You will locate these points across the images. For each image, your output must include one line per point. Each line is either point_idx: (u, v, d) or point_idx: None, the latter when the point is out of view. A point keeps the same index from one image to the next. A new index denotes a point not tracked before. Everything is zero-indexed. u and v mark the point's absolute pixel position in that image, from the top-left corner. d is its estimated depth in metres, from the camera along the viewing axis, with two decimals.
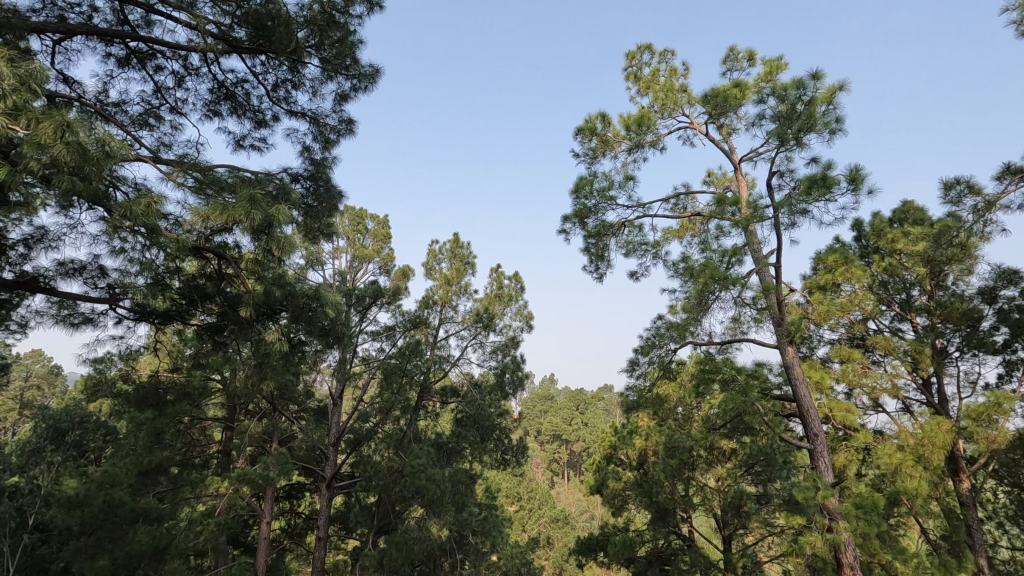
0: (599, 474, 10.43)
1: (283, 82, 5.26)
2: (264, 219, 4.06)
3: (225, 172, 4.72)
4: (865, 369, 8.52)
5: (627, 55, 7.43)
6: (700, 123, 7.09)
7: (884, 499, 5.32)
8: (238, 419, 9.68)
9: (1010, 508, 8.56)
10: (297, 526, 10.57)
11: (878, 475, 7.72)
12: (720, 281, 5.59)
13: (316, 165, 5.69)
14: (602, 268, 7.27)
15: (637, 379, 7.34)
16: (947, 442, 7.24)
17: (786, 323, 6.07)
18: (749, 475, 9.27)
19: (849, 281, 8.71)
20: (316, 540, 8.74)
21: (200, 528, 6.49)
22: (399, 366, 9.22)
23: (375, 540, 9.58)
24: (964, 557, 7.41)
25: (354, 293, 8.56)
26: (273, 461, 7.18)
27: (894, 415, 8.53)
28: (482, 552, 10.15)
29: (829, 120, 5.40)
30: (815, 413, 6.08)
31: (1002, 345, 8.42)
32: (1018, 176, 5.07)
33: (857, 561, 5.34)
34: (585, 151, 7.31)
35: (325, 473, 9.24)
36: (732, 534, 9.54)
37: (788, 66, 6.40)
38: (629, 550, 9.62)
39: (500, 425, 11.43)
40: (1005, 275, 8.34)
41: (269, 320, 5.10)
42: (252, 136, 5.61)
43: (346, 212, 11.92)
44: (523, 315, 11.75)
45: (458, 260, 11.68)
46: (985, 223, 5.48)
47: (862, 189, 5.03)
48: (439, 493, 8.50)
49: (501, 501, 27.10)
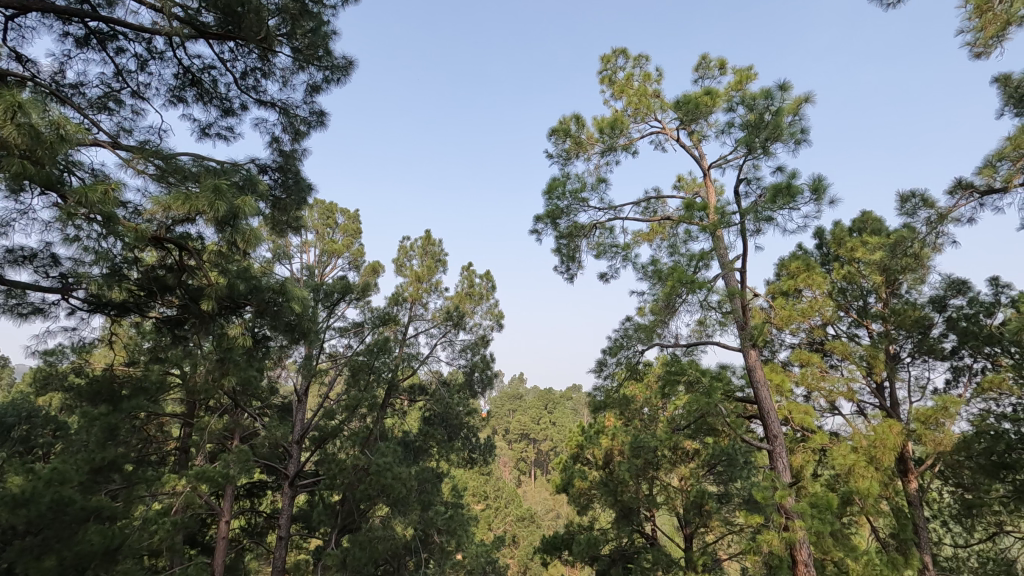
0: (566, 474, 10.49)
1: (252, 70, 5.13)
2: (229, 210, 3.93)
3: (189, 161, 4.57)
4: (823, 373, 8.78)
5: (603, 59, 7.51)
6: (672, 129, 7.20)
7: (838, 499, 5.50)
8: (197, 415, 9.40)
9: (955, 507, 8.94)
10: (257, 526, 10.30)
11: (833, 475, 7.99)
12: (688, 284, 5.71)
13: (285, 156, 5.57)
14: (573, 269, 7.33)
15: (604, 379, 7.44)
16: (897, 443, 7.55)
17: (749, 327, 6.21)
18: (711, 475, 9.60)
19: (810, 288, 9.01)
20: (277, 539, 8.55)
21: (155, 527, 6.63)
22: (366, 363, 9.21)
23: (338, 540, 9.38)
24: (911, 555, 7.70)
25: (321, 289, 8.44)
26: (234, 459, 7.08)
27: (849, 417, 8.84)
28: (447, 551, 10.14)
29: (795, 130, 5.55)
30: (775, 415, 6.25)
31: (950, 351, 8.81)
32: (968, 192, 5.34)
33: (811, 558, 5.50)
34: (559, 152, 7.34)
35: (287, 471, 9.05)
36: (693, 533, 9.77)
37: (757, 75, 6.56)
38: (593, 549, 9.75)
39: (467, 425, 11.48)
40: (954, 284, 8.73)
41: (232, 313, 5.04)
42: (219, 125, 5.45)
43: (316, 206, 11.75)
44: (494, 314, 11.78)
45: (429, 258, 11.63)
46: (936, 235, 5.79)
47: (824, 198, 5.19)
48: (404, 491, 8.44)
49: (467, 500, 27.00)
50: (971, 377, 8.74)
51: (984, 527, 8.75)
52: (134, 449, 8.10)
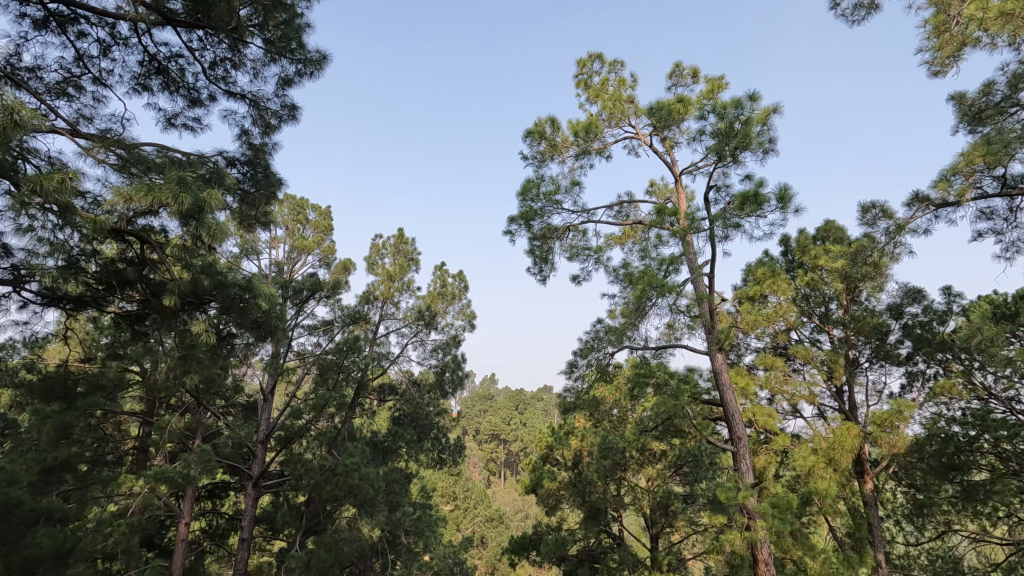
0: (535, 474, 10.51)
1: (221, 60, 5.01)
2: (194, 204, 3.84)
3: (153, 152, 4.44)
4: (786, 376, 9.02)
5: (579, 63, 7.58)
6: (645, 134, 7.31)
7: (797, 499, 5.67)
8: (157, 413, 9.11)
9: (907, 507, 9.30)
10: (219, 527, 10.04)
11: (793, 476, 8.22)
12: (658, 288, 5.80)
13: (254, 150, 5.45)
14: (546, 270, 7.37)
15: (575, 381, 7.51)
16: (855, 446, 7.82)
17: (716, 331, 6.35)
18: (677, 476, 9.77)
19: (775, 293, 9.25)
20: (239, 542, 8.34)
21: (109, 530, 6.42)
22: (335, 362, 9.07)
23: (303, 542, 9.19)
24: (866, 553, 7.97)
25: (290, 286, 8.28)
26: (195, 459, 6.94)
27: (810, 420, 9.10)
28: (415, 551, 10.10)
29: (763, 140, 5.70)
30: (739, 417, 6.39)
31: (906, 357, 9.15)
32: (924, 204, 5.56)
33: (771, 557, 5.64)
34: (534, 153, 7.37)
35: (251, 471, 8.85)
36: (659, 532, 9.94)
37: (729, 85, 6.71)
38: (560, 549, 9.81)
39: (438, 425, 11.44)
40: (911, 293, 9.08)
41: (196, 310, 4.90)
42: (185, 115, 5.31)
43: (286, 201, 11.53)
44: (466, 314, 11.75)
45: (401, 256, 11.53)
46: (895, 244, 6.02)
47: (789, 207, 5.34)
48: (372, 492, 8.34)
49: (436, 500, 26.81)
50: (924, 382, 9.07)
51: (934, 526, 9.10)
52: (89, 448, 7.79)
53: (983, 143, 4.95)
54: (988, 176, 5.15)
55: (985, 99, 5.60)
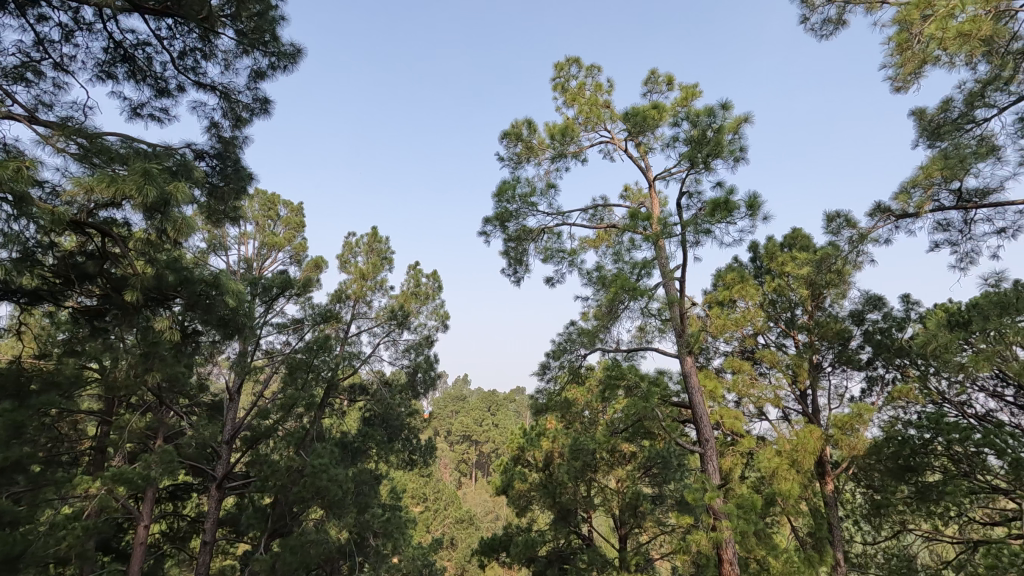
0: (506, 475, 10.49)
1: (191, 50, 4.88)
2: (159, 197, 3.71)
3: (117, 142, 4.30)
4: (753, 380, 9.22)
5: (556, 66, 7.62)
6: (620, 139, 7.40)
7: (761, 500, 5.80)
8: (117, 412, 8.81)
9: (865, 507, 9.61)
10: (180, 530, 9.75)
11: (758, 477, 8.39)
12: (630, 291, 5.87)
13: (224, 143, 5.32)
14: (520, 272, 7.39)
15: (547, 382, 7.54)
16: (816, 447, 8.06)
17: (686, 335, 6.45)
18: (647, 477, 9.89)
19: (743, 298, 9.47)
20: (201, 545, 8.11)
21: (62, 534, 6.16)
22: (305, 361, 8.91)
23: (268, 544, 8.99)
24: (826, 553, 8.20)
25: (260, 283, 8.10)
26: (156, 460, 6.75)
27: (775, 422, 9.33)
28: (383, 554, 9.99)
29: (734, 148, 5.82)
30: (707, 419, 6.51)
31: (866, 362, 9.46)
32: (886, 215, 5.76)
33: (736, 557, 5.75)
34: (510, 155, 7.38)
35: (215, 472, 8.63)
36: (628, 533, 10.04)
37: (702, 93, 6.84)
38: (530, 550, 9.81)
39: (409, 425, 11.32)
40: (872, 300, 9.39)
41: (160, 306, 4.75)
42: (152, 105, 5.15)
43: (257, 196, 11.29)
44: (439, 314, 11.69)
45: (374, 255, 11.41)
46: (857, 253, 6.22)
47: (758, 214, 5.46)
48: (340, 494, 8.22)
49: (406, 502, 26.57)
50: (883, 387, 9.36)
51: (891, 526, 9.41)
52: (43, 448, 7.48)
53: (940, 157, 5.16)
54: (946, 190, 5.37)
55: (943, 114, 5.84)
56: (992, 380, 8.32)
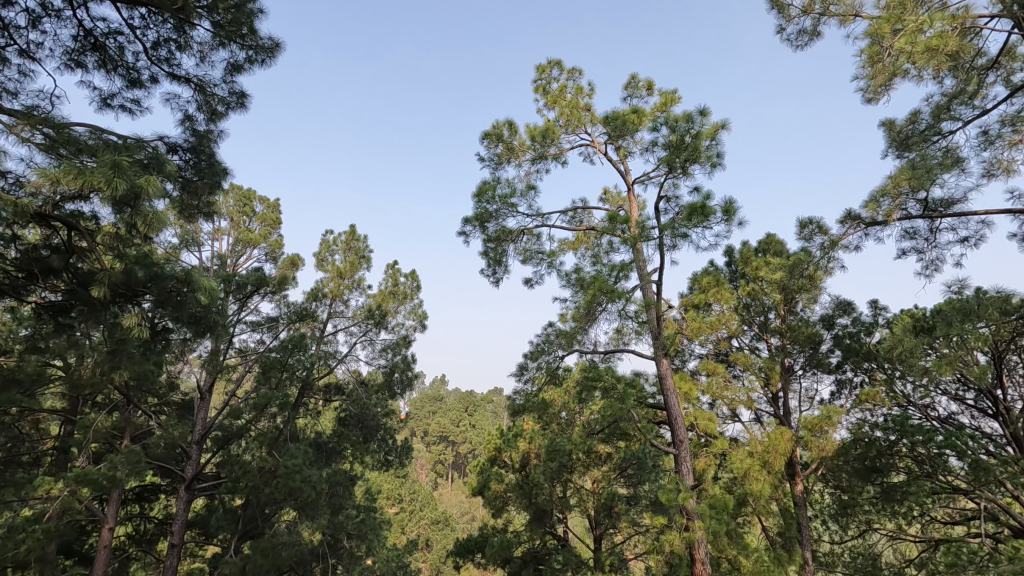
0: (482, 476, 10.46)
1: (165, 41, 4.77)
2: (129, 190, 3.61)
3: (85, 133, 4.17)
4: (727, 382, 9.37)
5: (538, 68, 7.64)
6: (600, 142, 7.45)
7: (733, 500, 5.90)
8: (82, 411, 8.54)
9: (832, 507, 9.85)
10: (147, 532, 9.50)
11: (731, 478, 8.52)
12: (608, 293, 5.92)
13: (198, 137, 5.21)
14: (499, 272, 7.38)
15: (524, 383, 7.55)
16: (787, 449, 8.23)
17: (662, 337, 6.51)
18: (622, 478, 9.98)
19: (718, 302, 9.63)
20: (168, 548, 7.92)
21: (21, 537, 5.93)
22: (279, 359, 8.77)
23: (238, 547, 8.81)
24: (794, 552, 8.38)
25: (234, 280, 7.95)
26: (123, 460, 6.56)
27: (748, 424, 9.50)
28: (357, 555, 9.88)
29: (712, 154, 5.91)
30: (681, 421, 6.59)
31: (836, 365, 9.70)
32: (855, 223, 5.91)
33: (708, 557, 5.83)
34: (491, 155, 7.37)
35: (184, 473, 8.43)
36: (602, 533, 10.11)
37: (681, 99, 6.93)
38: (505, 551, 9.80)
39: (385, 426, 11.20)
40: (842, 305, 9.62)
41: (129, 302, 4.62)
42: (123, 96, 5.02)
43: (231, 192, 11.07)
44: (417, 314, 11.62)
45: (352, 253, 11.29)
46: (828, 259, 6.38)
47: (734, 220, 5.55)
48: (314, 495, 8.11)
49: (381, 503, 26.31)
50: (852, 390, 9.60)
51: (857, 526, 9.65)
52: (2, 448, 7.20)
53: (908, 167, 5.31)
54: (913, 199, 5.54)
55: (911, 126, 6.02)
56: (954, 384, 8.61)
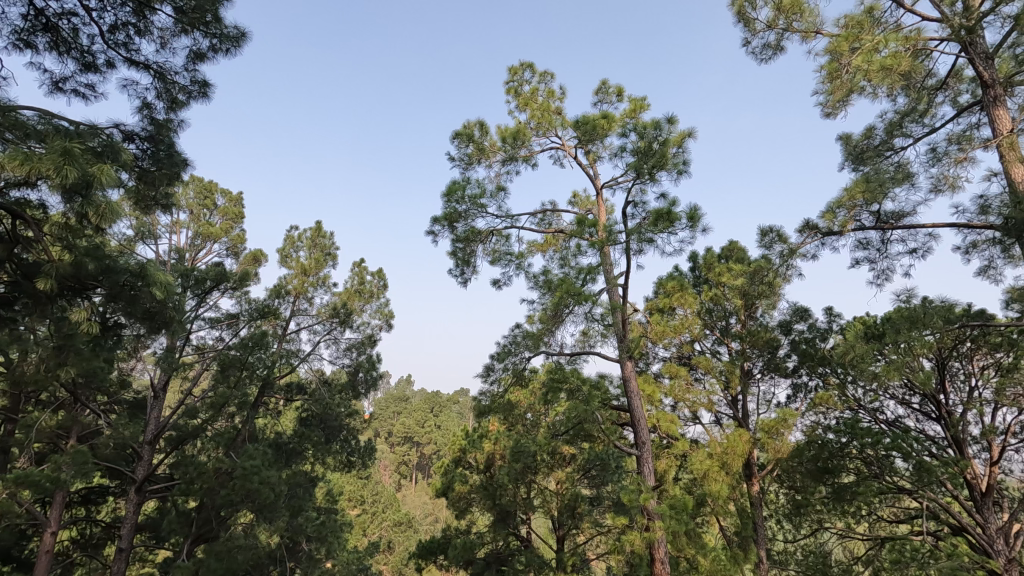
0: (446, 477, 10.36)
1: (124, 25, 4.59)
2: (81, 178, 3.46)
3: (34, 117, 3.97)
4: (689, 385, 9.59)
5: (510, 70, 7.66)
6: (570, 146, 7.51)
7: (693, 501, 6.01)
8: (24, 409, 8.12)
9: (786, 507, 10.17)
10: (93, 537, 9.09)
11: (690, 479, 8.71)
12: (575, 296, 5.97)
13: (157, 126, 5.02)
14: (467, 273, 7.36)
15: (490, 384, 7.54)
16: (745, 450, 8.47)
17: (627, 340, 6.61)
18: (586, 479, 10.07)
19: (682, 306, 9.86)
20: (116, 553, 7.60)
21: None
22: (238, 358, 8.53)
23: (191, 551, 8.51)
24: (750, 550, 8.64)
25: (192, 275, 7.68)
26: (68, 461, 6.26)
27: (707, 426, 9.73)
28: (316, 559, 9.67)
29: (678, 161, 6.04)
30: (644, 422, 6.69)
31: (792, 369, 10.03)
32: (813, 232, 6.12)
33: (667, 556, 5.93)
34: (461, 155, 7.34)
35: (135, 475, 8.11)
36: (565, 534, 10.20)
37: (650, 106, 7.05)
38: (468, 552, 9.73)
39: (348, 426, 11.01)
40: (798, 312, 9.95)
41: (78, 296, 4.42)
42: (77, 80, 4.81)
43: (192, 183, 10.72)
44: (383, 313, 11.48)
45: (318, 250, 11.07)
46: (787, 267, 6.59)
47: (698, 226, 5.68)
48: (272, 497, 7.90)
49: (342, 505, 25.87)
50: (806, 393, 9.95)
51: (809, 525, 9.99)
52: None
53: (863, 180, 5.54)
54: (867, 211, 5.77)
55: (866, 141, 6.28)
56: (901, 389, 9.01)
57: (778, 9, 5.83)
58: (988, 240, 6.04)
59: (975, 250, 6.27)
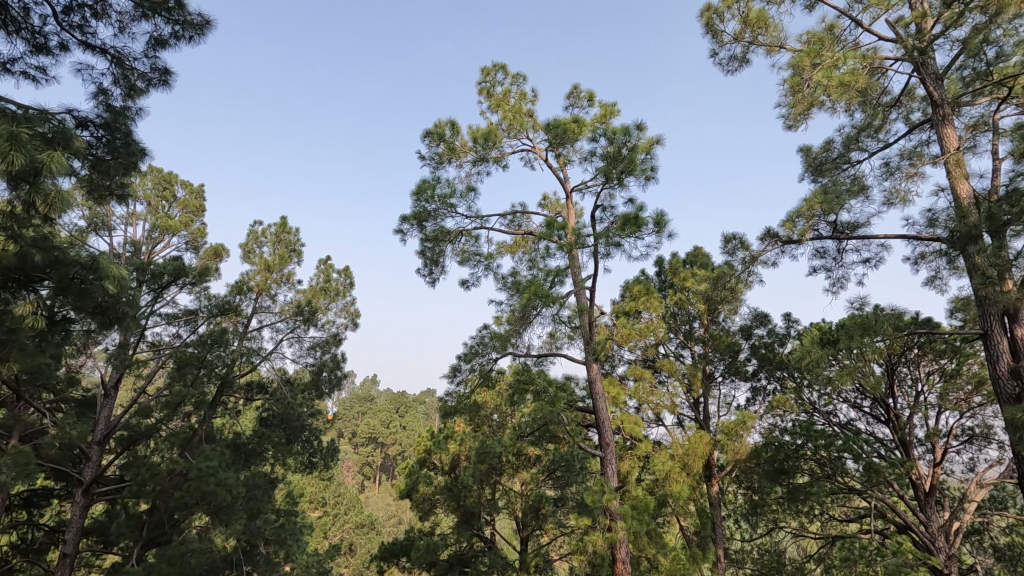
0: (411, 478, 10.20)
1: (79, 6, 4.40)
2: (29, 164, 3.30)
3: None
4: (653, 388, 9.76)
5: (483, 70, 7.65)
6: (541, 149, 7.54)
7: (655, 501, 6.06)
8: None
9: (743, 507, 10.45)
10: (35, 542, 8.66)
11: (652, 480, 8.86)
12: (542, 298, 6.00)
13: (114, 113, 4.83)
14: (435, 273, 7.30)
15: (456, 385, 7.51)
16: (705, 451, 8.65)
17: (593, 342, 6.67)
18: (550, 480, 10.12)
19: (647, 309, 10.03)
20: (59, 558, 7.26)
21: None
22: (196, 356, 8.26)
23: (141, 555, 8.19)
24: (707, 549, 8.84)
25: (148, 269, 7.40)
26: (9, 461, 5.94)
27: (670, 428, 9.91)
28: (274, 562, 9.42)
29: (646, 167, 6.14)
30: (608, 424, 6.77)
31: (752, 373, 10.31)
32: (773, 240, 6.32)
33: (629, 556, 6.00)
34: (431, 154, 7.30)
35: (82, 477, 7.76)
36: (529, 534, 10.22)
37: (620, 112, 7.15)
38: (431, 554, 9.60)
39: (311, 426, 10.79)
40: (759, 317, 10.24)
41: (24, 289, 4.21)
42: (26, 62, 4.59)
43: (150, 174, 10.33)
44: (349, 312, 11.29)
45: (282, 246, 10.81)
46: (748, 273, 6.79)
47: (664, 231, 5.78)
48: (229, 499, 7.69)
49: (303, 507, 25.30)
50: (765, 396, 10.25)
51: (765, 524, 10.29)
52: None
53: (821, 192, 5.74)
54: (824, 222, 5.99)
55: (825, 154, 6.51)
56: (854, 393, 9.38)
57: (744, 22, 5.99)
58: (935, 252, 6.35)
59: (922, 261, 6.59)
